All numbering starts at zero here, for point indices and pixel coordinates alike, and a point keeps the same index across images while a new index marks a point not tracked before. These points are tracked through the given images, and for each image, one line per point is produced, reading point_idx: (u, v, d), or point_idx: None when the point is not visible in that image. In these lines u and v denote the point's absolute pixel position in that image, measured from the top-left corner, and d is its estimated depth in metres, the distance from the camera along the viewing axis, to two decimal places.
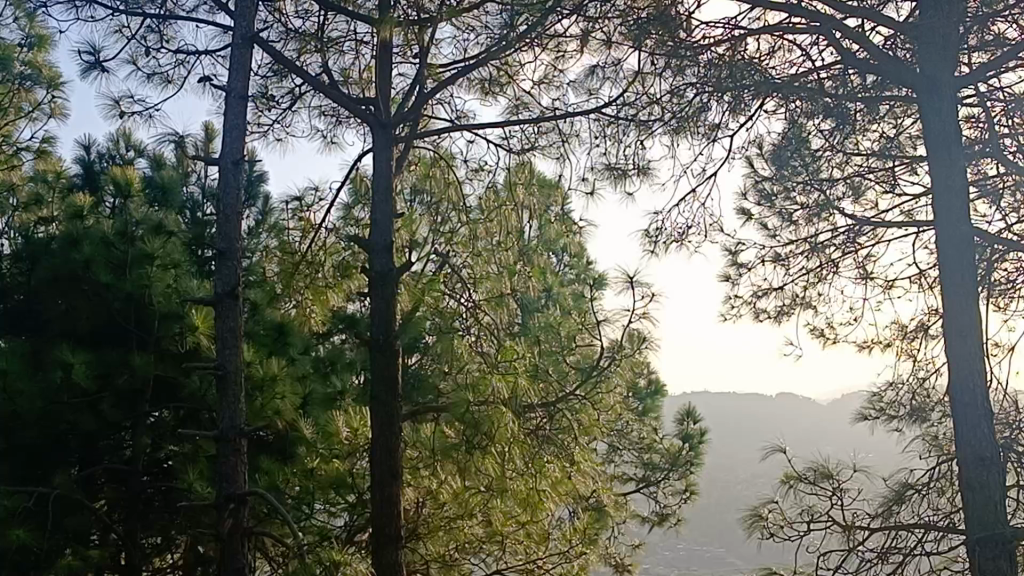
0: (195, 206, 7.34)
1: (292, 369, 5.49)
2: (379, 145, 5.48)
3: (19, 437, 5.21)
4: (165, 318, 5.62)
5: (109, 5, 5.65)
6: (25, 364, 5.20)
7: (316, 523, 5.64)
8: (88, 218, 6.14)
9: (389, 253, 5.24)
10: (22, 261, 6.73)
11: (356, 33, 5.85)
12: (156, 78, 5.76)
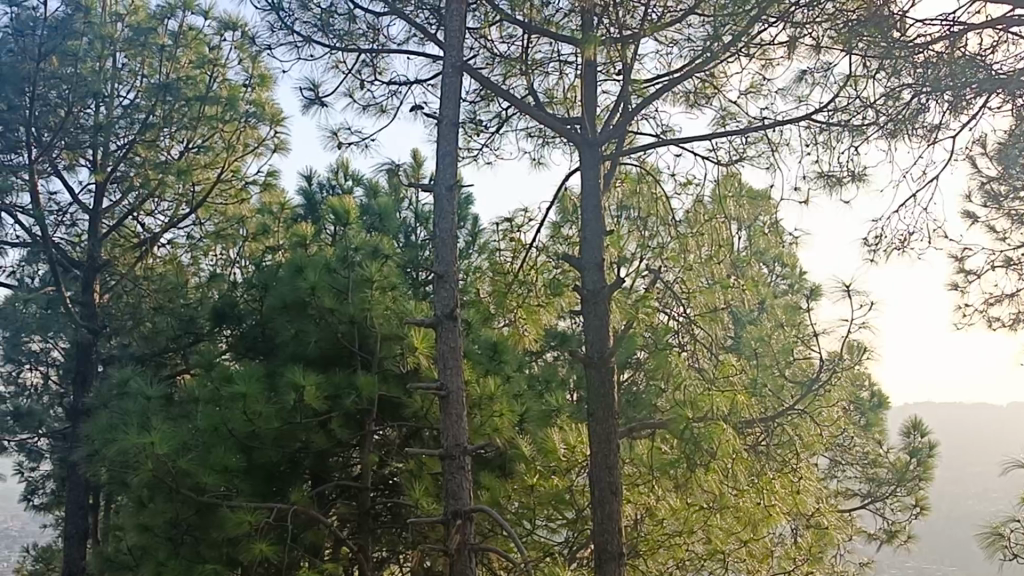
0: (409, 230, 7.62)
1: (509, 387, 5.60)
2: (587, 162, 5.52)
3: (259, 455, 5.53)
4: (387, 339, 5.83)
5: (327, 43, 5.96)
6: (262, 386, 5.52)
7: (538, 540, 5.70)
8: (312, 245, 6.48)
9: (601, 270, 5.29)
10: (253, 288, 7.16)
11: (559, 54, 5.94)
12: (371, 110, 6.02)
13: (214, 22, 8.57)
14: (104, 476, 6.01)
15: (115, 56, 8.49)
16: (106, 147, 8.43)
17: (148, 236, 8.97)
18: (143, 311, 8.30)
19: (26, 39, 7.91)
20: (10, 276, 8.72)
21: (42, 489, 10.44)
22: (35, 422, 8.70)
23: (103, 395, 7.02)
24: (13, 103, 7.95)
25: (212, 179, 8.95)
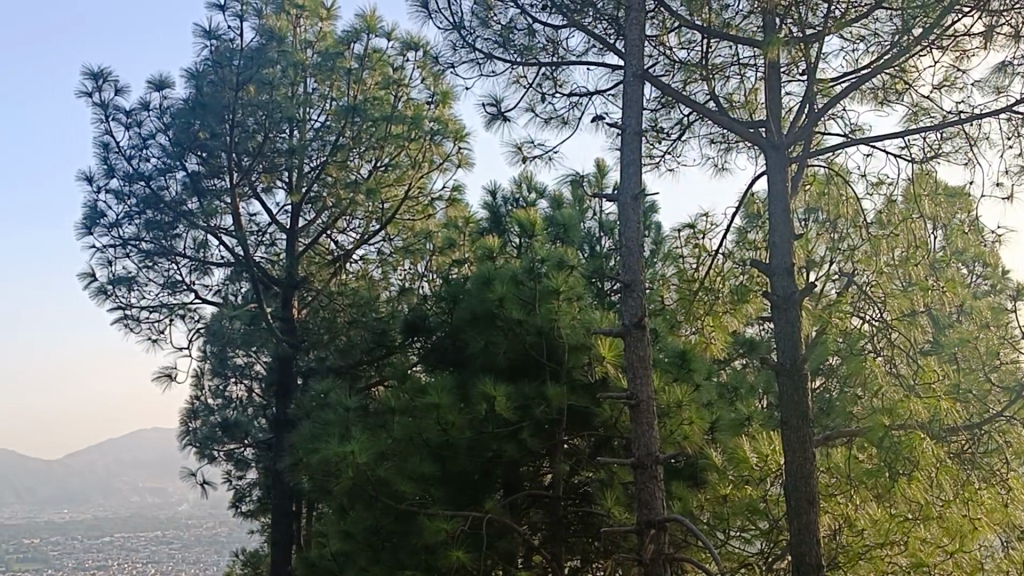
0: (593, 240, 7.67)
1: (699, 395, 5.55)
2: (773, 166, 5.39)
3: (453, 465, 5.67)
4: (575, 349, 5.85)
5: (508, 58, 6.06)
6: (455, 397, 5.65)
7: (732, 551, 5.54)
8: (499, 257, 6.61)
9: (791, 276, 5.18)
10: (442, 301, 7.33)
11: (740, 57, 5.86)
12: (553, 122, 6.09)
13: (398, 43, 8.83)
14: (308, 484, 6.28)
15: (307, 82, 8.87)
16: (300, 169, 8.82)
17: (342, 253, 9.31)
18: (338, 325, 8.61)
19: (225, 70, 8.39)
20: (216, 294, 9.19)
21: (249, 497, 10.95)
22: (242, 433, 9.15)
23: (304, 406, 7.32)
24: (215, 131, 8.39)
25: (399, 197, 9.16)
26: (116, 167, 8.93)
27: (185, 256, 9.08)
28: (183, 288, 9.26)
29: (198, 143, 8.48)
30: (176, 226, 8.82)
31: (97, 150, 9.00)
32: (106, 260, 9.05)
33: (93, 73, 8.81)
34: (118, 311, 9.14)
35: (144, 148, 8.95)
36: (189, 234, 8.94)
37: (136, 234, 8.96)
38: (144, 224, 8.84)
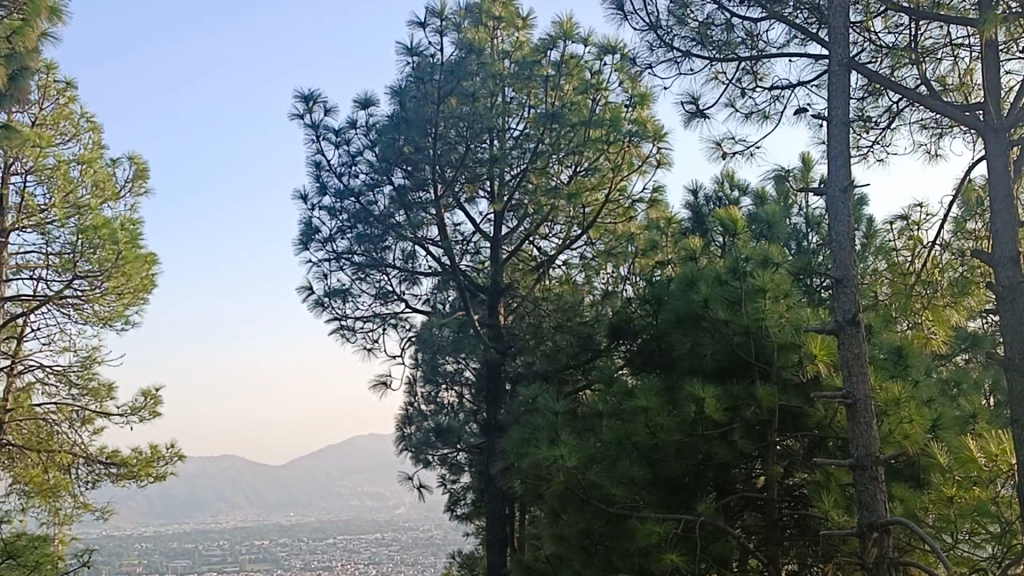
0: (800, 236, 7.48)
1: (919, 392, 5.30)
2: (993, 150, 5.10)
3: (663, 468, 5.64)
4: (783, 348, 5.67)
5: (706, 55, 5.99)
6: (663, 400, 5.61)
7: (960, 555, 5.17)
8: (702, 257, 6.54)
9: (1016, 265, 4.90)
10: (647, 303, 7.29)
11: (952, 37, 5.60)
12: (755, 117, 5.97)
13: (595, 47, 8.86)
14: (520, 487, 6.40)
15: (504, 90, 8.97)
16: (502, 177, 9.04)
17: (545, 259, 9.37)
18: (544, 330, 8.68)
19: (428, 84, 8.72)
20: (426, 303, 9.49)
21: (463, 501, 11.19)
22: (454, 437, 9.49)
23: (513, 411, 7.43)
24: (419, 144, 8.76)
25: (600, 201, 9.16)
26: (328, 185, 9.35)
27: (395, 267, 9.41)
28: (394, 298, 9.57)
29: (404, 157, 8.88)
30: (385, 238, 9.22)
31: (310, 169, 9.44)
32: (322, 274, 9.49)
33: (304, 95, 9.24)
34: (335, 322, 9.54)
35: (352, 165, 9.35)
36: (397, 245, 9.30)
37: (349, 248, 9.43)
38: (356, 238, 9.30)
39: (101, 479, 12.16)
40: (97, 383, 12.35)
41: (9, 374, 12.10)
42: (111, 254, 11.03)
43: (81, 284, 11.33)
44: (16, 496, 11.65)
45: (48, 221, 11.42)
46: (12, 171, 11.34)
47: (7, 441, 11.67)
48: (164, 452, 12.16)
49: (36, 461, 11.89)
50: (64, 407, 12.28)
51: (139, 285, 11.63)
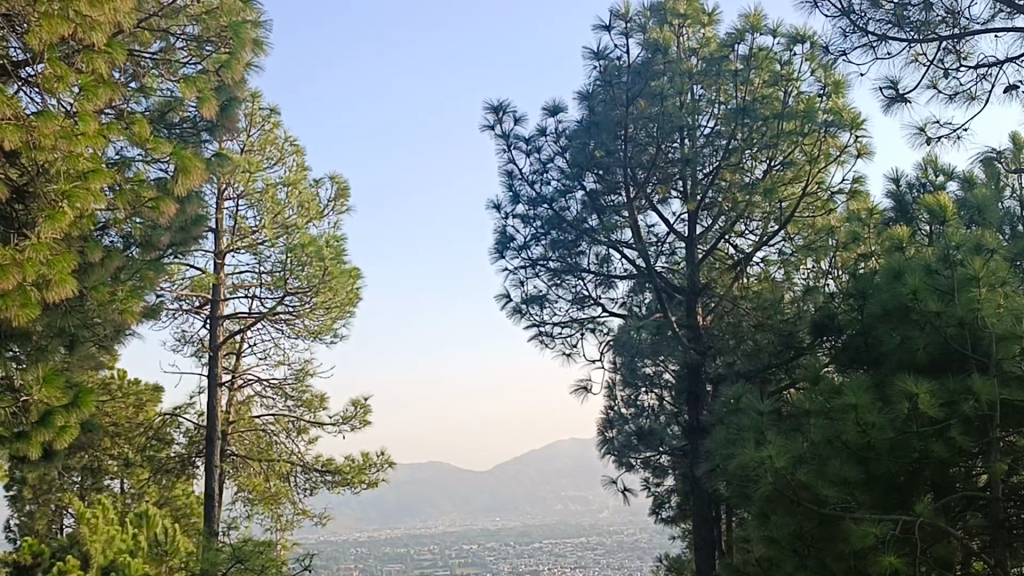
0: (1014, 220, 7.13)
1: None
2: None
3: (878, 467, 5.44)
4: (1003, 339, 5.29)
5: (904, 37, 5.75)
6: (873, 397, 5.43)
7: None
8: (909, 248, 6.30)
9: None
10: (850, 297, 7.08)
11: None
12: (960, 98, 5.70)
13: (784, 38, 8.66)
14: (727, 489, 6.29)
15: (693, 89, 8.94)
16: (694, 177, 9.01)
17: (742, 256, 9.16)
18: (744, 330, 8.52)
19: (616, 88, 8.96)
20: (623, 306, 9.52)
21: (668, 503, 11.12)
22: (656, 439, 9.40)
23: (716, 412, 7.34)
24: (611, 147, 9.00)
25: (797, 194, 8.76)
26: (521, 193, 9.49)
27: (590, 271, 9.47)
28: (591, 302, 9.60)
29: (595, 161, 9.13)
30: (579, 243, 9.39)
31: (503, 178, 9.60)
32: (520, 281, 9.63)
33: (493, 106, 9.40)
34: (534, 328, 9.66)
35: (544, 172, 9.46)
36: (592, 249, 9.40)
37: (544, 254, 9.57)
38: (550, 243, 9.47)
39: (318, 487, 12.51)
40: (310, 394, 12.94)
41: (231, 388, 12.80)
42: (319, 271, 11.54)
43: (292, 300, 11.85)
44: (244, 503, 13.06)
45: (260, 242, 12.04)
46: (225, 196, 12.01)
47: (231, 451, 12.37)
48: (375, 460, 12.57)
49: (258, 470, 12.50)
50: (281, 417, 12.75)
51: (345, 299, 12.05)
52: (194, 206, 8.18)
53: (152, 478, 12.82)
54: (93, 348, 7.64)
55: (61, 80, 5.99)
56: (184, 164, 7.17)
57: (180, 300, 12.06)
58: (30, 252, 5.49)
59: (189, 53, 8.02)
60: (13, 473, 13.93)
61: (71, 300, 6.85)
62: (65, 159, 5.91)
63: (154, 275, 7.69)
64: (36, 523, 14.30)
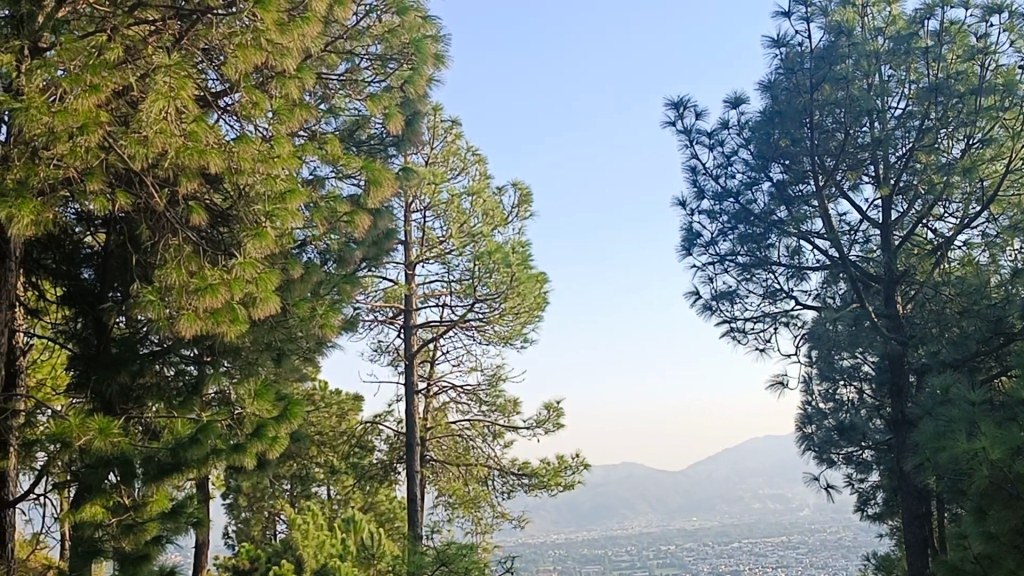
0: None
1: None
2: None
3: None
4: None
5: None
6: None
7: None
8: None
9: None
10: None
11: None
12: None
13: (978, 9, 8.27)
14: (939, 484, 6.05)
15: (881, 70, 8.66)
16: (886, 161, 8.77)
17: (942, 240, 8.77)
18: (949, 318, 8.17)
19: (799, 75, 8.87)
20: (817, 298, 9.27)
21: (874, 499, 10.63)
22: (858, 434, 9.04)
23: (922, 404, 7.06)
24: (795, 136, 8.89)
25: (1000, 172, 8.24)
26: (706, 188, 9.38)
27: (781, 264, 9.20)
28: (784, 296, 9.38)
29: (780, 151, 9.03)
30: (768, 235, 9.17)
31: (688, 175, 9.50)
32: (708, 277, 9.51)
33: (674, 102, 9.32)
34: (725, 325, 9.52)
35: (728, 165, 9.32)
36: (781, 241, 9.15)
37: (732, 249, 9.41)
38: (738, 238, 9.31)
39: (515, 490, 12.67)
40: (503, 399, 13.03)
41: (427, 396, 13.13)
42: (506, 277, 11.69)
43: (481, 307, 12.12)
44: (444, 508, 13.32)
45: (448, 252, 12.32)
46: (413, 209, 12.35)
47: (430, 457, 12.96)
48: (570, 462, 12.58)
49: (457, 475, 12.89)
50: (476, 423, 12.97)
51: (533, 303, 12.05)
52: (385, 219, 8.47)
53: (357, 484, 13.25)
54: (298, 361, 7.98)
55: (257, 107, 6.29)
56: (375, 176, 7.41)
57: (376, 312, 12.48)
58: (237, 271, 5.78)
59: (374, 72, 8.24)
60: (229, 482, 14.72)
61: (276, 316, 7.11)
62: (264, 182, 6.14)
63: (350, 288, 7.97)
64: (252, 529, 15.05)
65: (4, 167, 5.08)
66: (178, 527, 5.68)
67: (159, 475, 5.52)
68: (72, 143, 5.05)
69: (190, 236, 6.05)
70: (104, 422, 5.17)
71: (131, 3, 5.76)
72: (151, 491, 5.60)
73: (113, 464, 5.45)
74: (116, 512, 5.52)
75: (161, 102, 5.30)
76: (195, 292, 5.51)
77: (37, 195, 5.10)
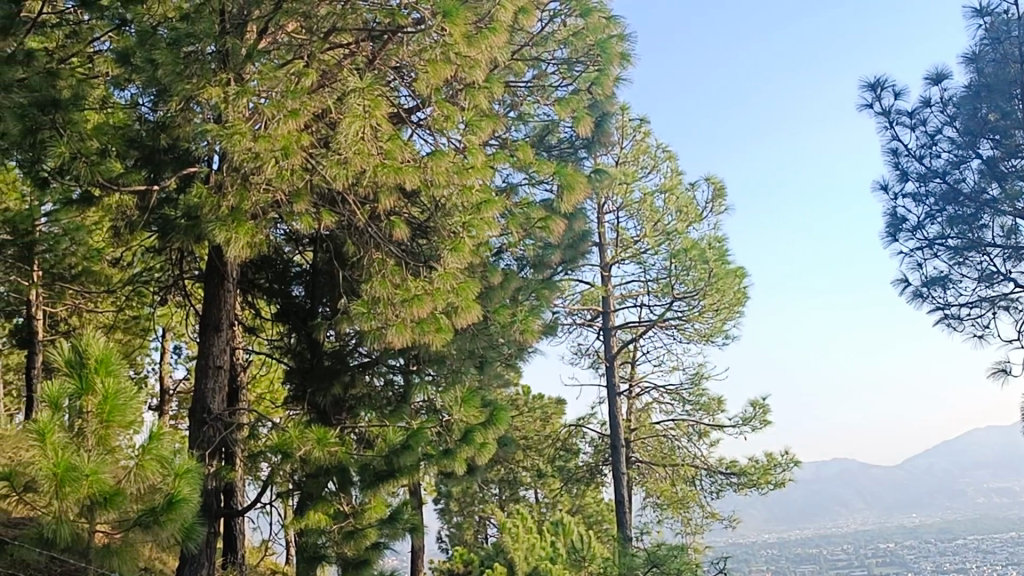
0: None
1: None
2: None
3: None
4: None
5: None
6: None
7: None
8: None
9: None
10: None
11: None
12: None
13: None
14: None
15: None
16: None
17: None
18: None
19: (1007, 44, 8.63)
20: None
21: None
22: None
23: None
24: (1006, 109, 8.50)
25: None
26: (909, 170, 8.99)
27: (996, 245, 8.59)
28: (1000, 278, 8.87)
29: (990, 126, 8.64)
30: (980, 216, 8.66)
31: (889, 158, 9.12)
32: (917, 263, 9.11)
33: (871, 84, 8.97)
34: (939, 312, 9.08)
35: (932, 145, 8.91)
36: (995, 221, 8.57)
37: (942, 232, 8.95)
38: (948, 220, 8.86)
39: (725, 489, 12.33)
40: (707, 398, 12.85)
41: (630, 397, 13.09)
42: (704, 274, 11.53)
43: (680, 305, 12.00)
44: (653, 509, 13.52)
45: (643, 251, 12.24)
46: (606, 211, 12.34)
47: (636, 458, 13.01)
48: (780, 459, 12.10)
49: (664, 475, 12.84)
50: (681, 423, 12.75)
51: (734, 299, 11.77)
52: (580, 221, 8.54)
53: (564, 487, 13.34)
54: (500, 367, 8.09)
55: (449, 119, 6.40)
56: (568, 182, 7.49)
57: (575, 315, 12.52)
58: (439, 282, 5.89)
59: (561, 76, 8.26)
60: (441, 487, 15.12)
61: (478, 324, 7.25)
62: (460, 193, 6.23)
63: (548, 293, 8.08)
64: (464, 533, 15.41)
65: (218, 195, 5.34)
66: (396, 532, 5.85)
67: (376, 482, 5.70)
68: (278, 166, 5.29)
69: (393, 250, 6.26)
70: (322, 431, 5.41)
71: (326, 29, 5.92)
72: (368, 498, 5.77)
73: (332, 472, 5.67)
74: (337, 519, 5.75)
75: (357, 123, 5.46)
76: (403, 303, 5.69)
77: (250, 218, 5.37)
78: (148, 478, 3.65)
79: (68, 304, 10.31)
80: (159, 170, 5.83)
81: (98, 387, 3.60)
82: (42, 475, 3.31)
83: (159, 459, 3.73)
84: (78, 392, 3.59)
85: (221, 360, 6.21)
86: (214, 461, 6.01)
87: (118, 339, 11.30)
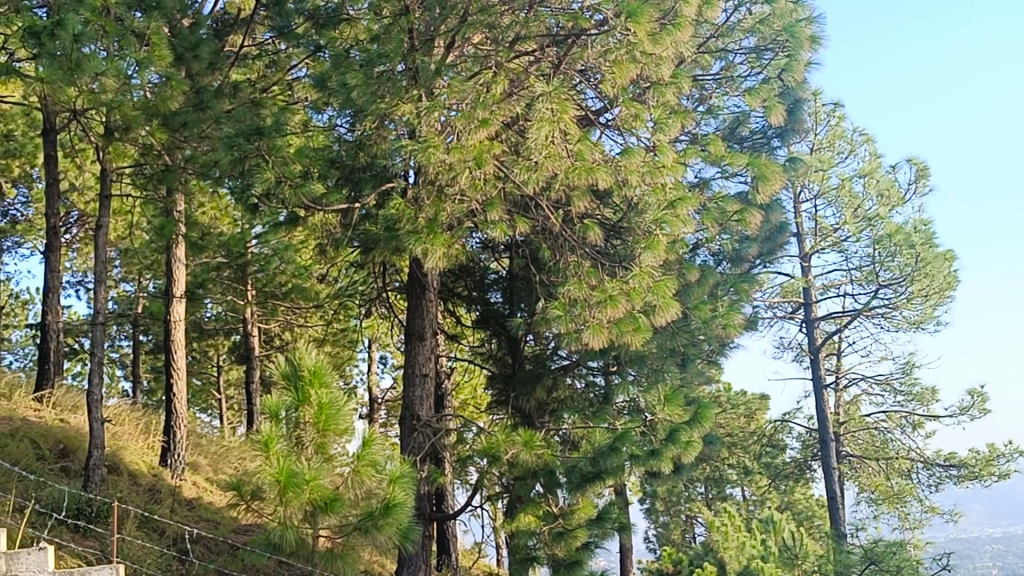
0: None
1: None
2: None
3: None
4: None
5: None
6: None
7: None
8: None
9: None
10: None
11: None
12: None
13: None
14: None
15: None
16: None
17: None
18: None
19: None
20: None
21: None
22: None
23: None
24: None
25: None
26: None
27: None
28: None
29: None
30: None
31: None
32: None
33: None
34: None
35: None
36: None
37: None
38: None
39: (944, 482, 11.79)
40: (920, 388, 12.35)
41: (837, 390, 12.70)
42: (910, 258, 11.13)
43: (886, 292, 11.55)
44: (868, 504, 13.07)
45: (844, 238, 11.86)
46: (803, 199, 12.02)
47: (847, 452, 12.57)
48: (1002, 450, 11.58)
49: (878, 469, 12.38)
50: (893, 415, 12.29)
51: (944, 284, 11.26)
52: (778, 213, 8.35)
53: (773, 484, 13.05)
54: (703, 364, 7.97)
55: (637, 117, 6.38)
56: (762, 172, 7.24)
57: (775, 308, 12.26)
58: (635, 281, 5.87)
59: (750, 66, 8.11)
60: (647, 487, 15.10)
61: (678, 322, 7.18)
62: (652, 192, 6.19)
63: (748, 287, 7.90)
64: (673, 531, 15.33)
65: (416, 207, 5.51)
66: (605, 531, 5.85)
67: (583, 483, 5.71)
68: (472, 176, 5.42)
69: (587, 251, 6.29)
70: (529, 435, 5.52)
71: (511, 39, 6.06)
72: (576, 499, 5.81)
73: (538, 474, 5.71)
74: (547, 520, 5.80)
75: (546, 127, 5.47)
76: (598, 304, 5.70)
77: (447, 229, 5.53)
78: (364, 484, 3.78)
79: (282, 320, 10.83)
80: (359, 189, 6.07)
81: (313, 398, 3.74)
82: (269, 482, 3.52)
83: (374, 466, 3.82)
84: (295, 403, 3.74)
85: (428, 368, 6.39)
86: (425, 466, 6.20)
87: (329, 351, 11.78)
